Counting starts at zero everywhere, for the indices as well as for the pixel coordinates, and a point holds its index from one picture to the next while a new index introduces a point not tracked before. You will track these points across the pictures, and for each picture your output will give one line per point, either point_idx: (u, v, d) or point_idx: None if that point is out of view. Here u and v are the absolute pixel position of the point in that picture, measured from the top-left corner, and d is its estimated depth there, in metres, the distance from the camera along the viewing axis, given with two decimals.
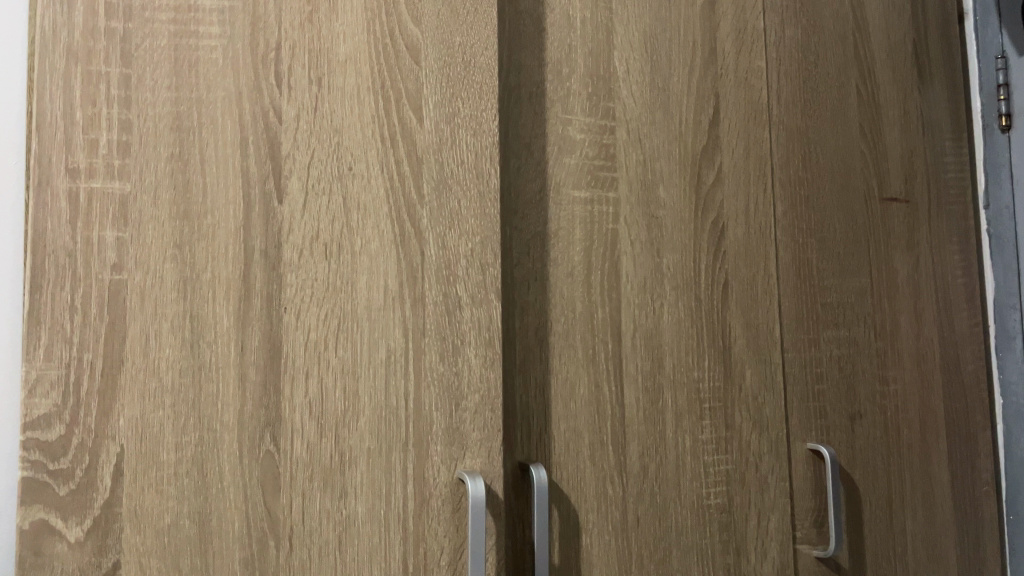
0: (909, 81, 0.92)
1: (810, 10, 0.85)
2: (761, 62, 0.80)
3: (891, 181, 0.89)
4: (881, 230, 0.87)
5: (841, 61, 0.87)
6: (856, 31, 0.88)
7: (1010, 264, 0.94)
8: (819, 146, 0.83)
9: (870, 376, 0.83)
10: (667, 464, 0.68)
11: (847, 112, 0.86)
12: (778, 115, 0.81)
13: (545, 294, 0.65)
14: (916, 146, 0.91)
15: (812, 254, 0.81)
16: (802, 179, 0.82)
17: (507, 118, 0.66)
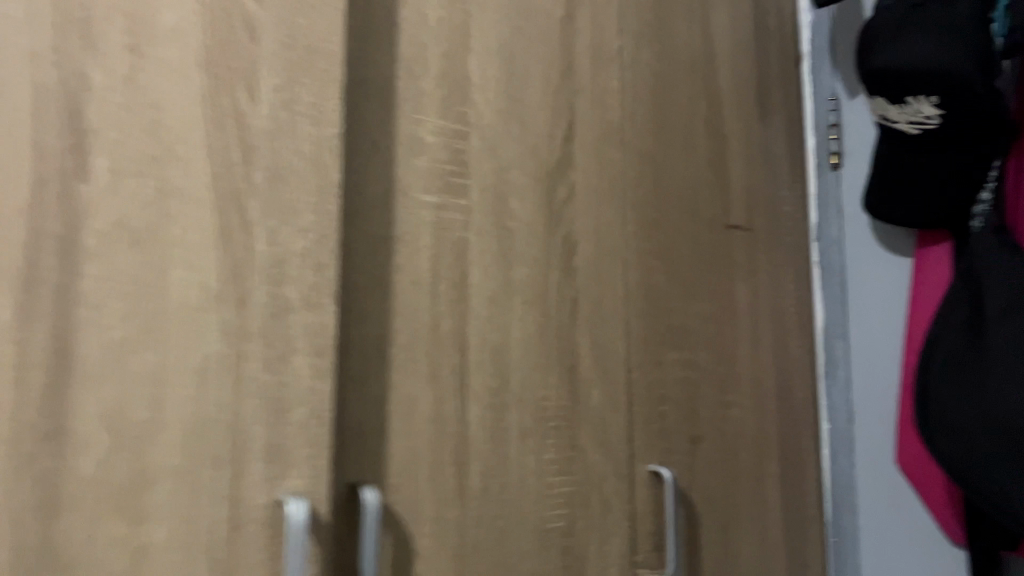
0: (751, 116, 0.95)
1: (663, 35, 0.86)
2: (615, 81, 0.80)
3: (734, 209, 0.91)
4: (725, 255, 0.88)
5: (692, 89, 0.88)
6: (706, 61, 0.90)
7: (836, 296, 0.99)
8: (668, 169, 0.84)
9: (712, 399, 0.84)
10: (509, 486, 0.65)
11: (695, 139, 0.88)
12: (630, 135, 0.81)
13: (389, 302, 0.61)
14: (757, 177, 0.94)
15: (660, 276, 0.81)
16: (651, 201, 0.82)
17: (355, 111, 0.61)
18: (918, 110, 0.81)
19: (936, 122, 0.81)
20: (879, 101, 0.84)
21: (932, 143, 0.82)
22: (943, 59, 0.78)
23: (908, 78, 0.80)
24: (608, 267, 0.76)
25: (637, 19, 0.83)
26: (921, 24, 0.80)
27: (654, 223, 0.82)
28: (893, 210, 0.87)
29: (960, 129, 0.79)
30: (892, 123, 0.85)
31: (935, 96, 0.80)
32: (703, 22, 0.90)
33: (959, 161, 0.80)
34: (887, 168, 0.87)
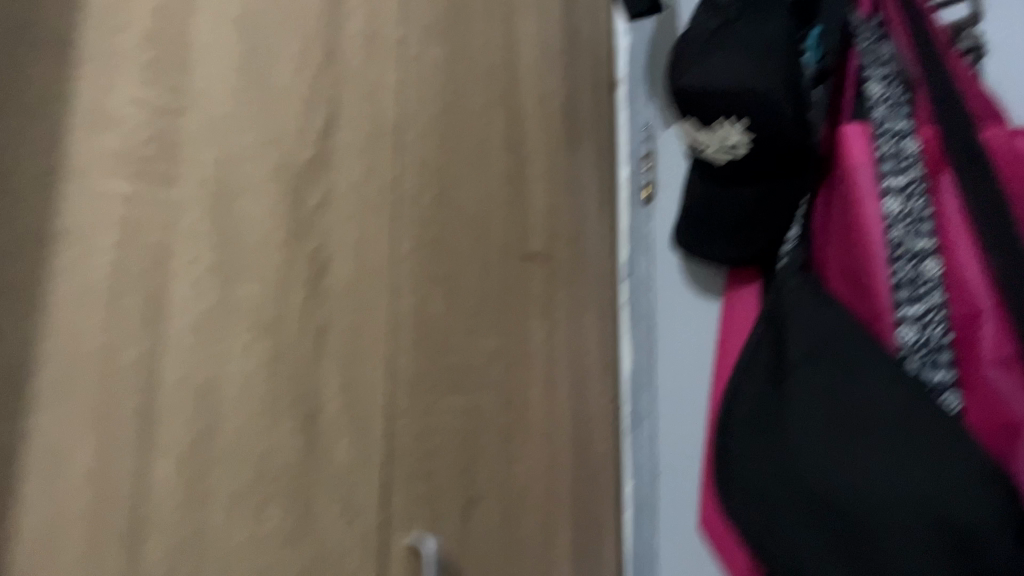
0: (557, 137, 0.86)
1: (456, 33, 0.75)
2: (394, 76, 0.68)
3: (533, 237, 0.81)
4: (519, 288, 0.78)
5: (488, 97, 0.78)
6: (507, 69, 0.80)
7: (644, 340, 0.91)
8: (456, 184, 0.73)
9: (495, 452, 0.72)
10: (207, 568, 0.50)
11: (489, 154, 0.77)
12: (409, 140, 0.69)
13: (38, 317, 0.44)
14: (561, 205, 0.85)
15: (437, 307, 0.69)
16: (431, 219, 0.70)
17: (9, 56, 0.45)
18: (723, 135, 0.74)
19: (741, 152, 0.74)
20: (689, 124, 0.78)
21: (739, 175, 0.75)
22: (754, 82, 0.72)
23: (718, 101, 0.74)
24: (371, 293, 0.63)
25: (425, 9, 0.72)
26: (733, 45, 0.74)
27: (434, 244, 0.70)
28: (702, 244, 0.81)
29: (767, 161, 0.73)
30: (698, 151, 0.78)
31: (743, 121, 0.73)
32: (505, 27, 0.81)
33: (767, 195, 0.74)
34: (695, 200, 0.80)
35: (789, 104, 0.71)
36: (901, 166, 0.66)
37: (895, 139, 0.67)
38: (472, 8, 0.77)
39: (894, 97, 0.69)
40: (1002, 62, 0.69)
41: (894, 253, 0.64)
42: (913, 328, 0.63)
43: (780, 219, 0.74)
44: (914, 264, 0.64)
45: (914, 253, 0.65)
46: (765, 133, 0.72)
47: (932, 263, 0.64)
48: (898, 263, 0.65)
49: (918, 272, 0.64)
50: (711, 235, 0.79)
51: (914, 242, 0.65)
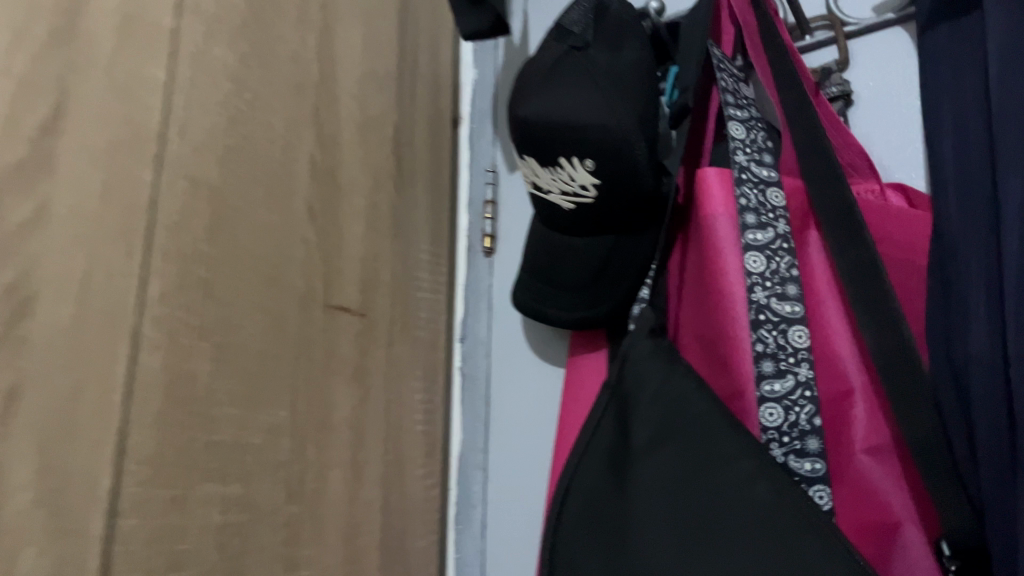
0: (384, 171, 0.73)
1: (252, 35, 0.62)
2: (160, 70, 0.53)
3: (344, 286, 0.67)
4: (321, 347, 0.64)
5: (293, 115, 0.64)
6: (318, 86, 0.67)
7: (478, 413, 0.78)
8: (242, 214, 0.58)
9: (273, 558, 0.56)
10: None
11: (291, 181, 0.63)
12: (176, 152, 0.54)
13: None
14: (383, 251, 0.72)
15: (205, 366, 0.53)
16: (202, 252, 0.54)
17: None
18: (567, 176, 0.63)
19: (587, 196, 0.63)
20: (527, 161, 0.66)
21: (586, 224, 0.65)
22: (598, 114, 0.61)
23: (559, 135, 0.62)
24: (109, 346, 0.45)
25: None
26: (577, 72, 0.63)
27: (206, 285, 0.54)
28: (543, 302, 0.69)
29: (616, 208, 0.62)
30: (540, 192, 0.66)
31: (588, 160, 0.62)
32: (318, 37, 0.68)
33: (617, 248, 0.64)
34: (540, 250, 0.69)
35: (646, 146, 0.61)
36: (764, 219, 0.57)
37: (759, 188, 0.58)
38: (275, 8, 0.64)
39: (758, 141, 0.60)
40: (866, 112, 0.61)
41: (757, 316, 0.55)
42: (776, 410, 0.53)
43: (629, 278, 0.64)
44: (779, 333, 0.54)
45: (778, 320, 0.54)
46: (614, 175, 0.61)
47: (798, 333, 0.54)
48: (760, 331, 0.54)
49: (782, 344, 0.54)
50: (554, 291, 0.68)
51: (778, 307, 0.55)
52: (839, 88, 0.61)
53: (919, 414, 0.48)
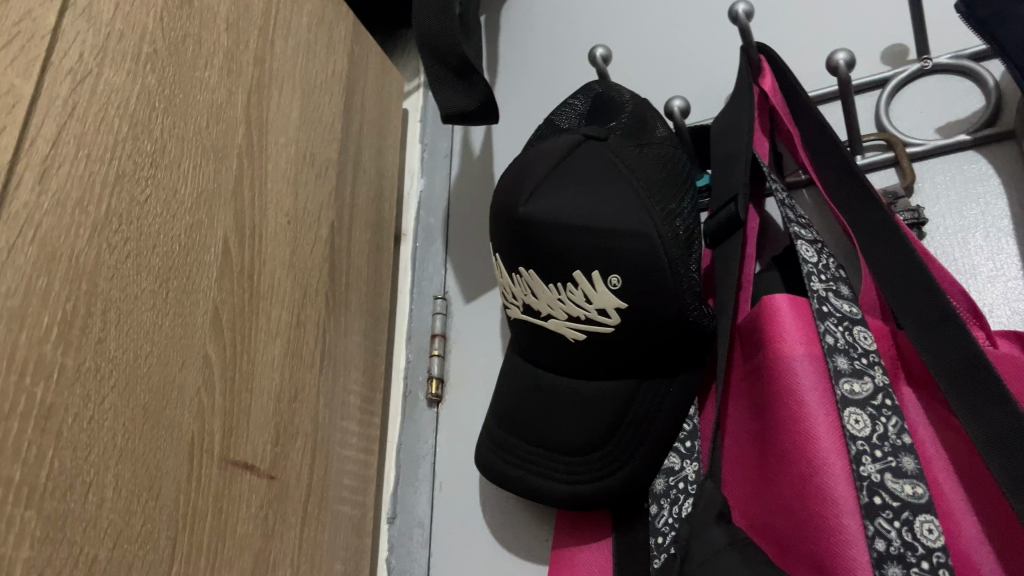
0: (315, 281, 0.55)
1: (164, 68, 0.44)
2: (18, 78, 0.35)
3: (254, 432, 0.47)
4: (213, 523, 0.42)
5: (209, 186, 0.46)
6: (243, 154, 0.50)
7: None
8: (119, 311, 0.38)
9: None
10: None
11: (197, 275, 0.44)
12: (24, 198, 0.34)
13: None
14: (304, 389, 0.52)
15: (23, 549, 0.31)
16: (48, 360, 0.34)
17: None
18: (581, 296, 0.47)
19: (607, 323, 0.47)
20: (525, 276, 0.50)
21: (599, 361, 0.49)
22: (632, 216, 0.47)
23: (577, 240, 0.47)
24: None
25: (113, 9, 0.41)
26: (596, 165, 0.49)
27: (46, 413, 0.33)
28: (524, 466, 0.51)
29: (644, 343, 0.47)
30: (539, 318, 0.51)
31: (614, 276, 0.46)
32: (248, 94, 0.51)
33: (638, 396, 0.48)
34: (522, 394, 0.52)
35: (684, 265, 0.47)
36: (857, 364, 0.42)
37: (844, 324, 0.44)
38: (198, 44, 0.47)
39: (831, 269, 0.47)
40: (944, 242, 0.51)
41: (869, 499, 0.39)
42: None
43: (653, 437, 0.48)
44: (902, 525, 0.38)
45: (897, 505, 0.38)
46: (649, 297, 0.46)
47: (928, 527, 0.37)
48: (877, 521, 0.38)
49: (909, 541, 0.38)
50: (541, 449, 0.50)
51: (895, 487, 0.39)
52: (911, 214, 0.50)
53: None
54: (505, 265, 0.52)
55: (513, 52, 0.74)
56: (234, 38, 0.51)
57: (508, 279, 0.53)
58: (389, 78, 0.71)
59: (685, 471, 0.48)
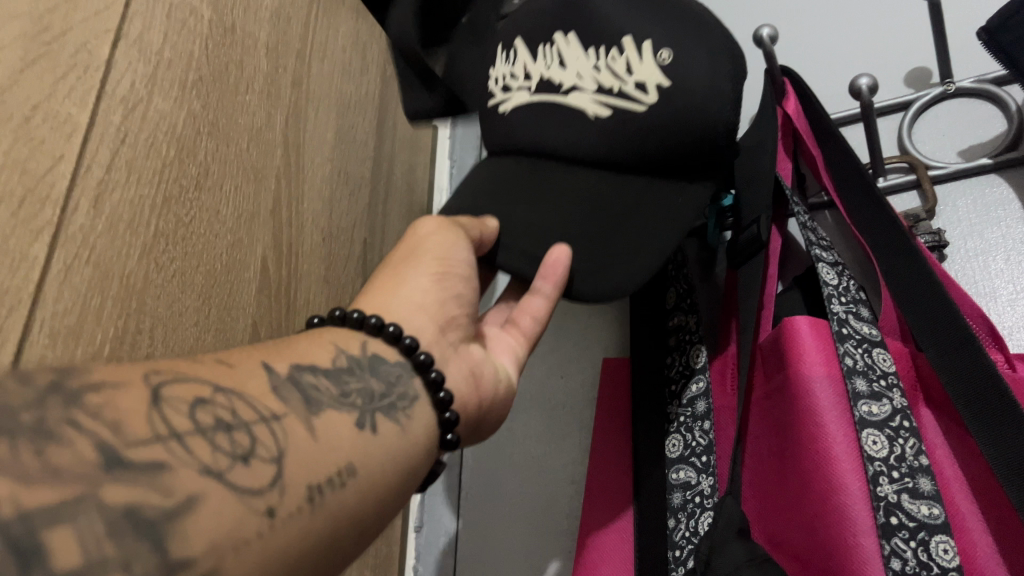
0: (345, 295, 0.57)
1: (208, 94, 0.46)
2: (77, 109, 0.37)
3: None
4: None
5: (248, 205, 0.48)
6: (281, 175, 0.52)
7: None
8: (166, 328, 0.40)
9: None
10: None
11: (237, 292, 0.46)
12: (83, 223, 0.36)
13: None
14: None
15: None
16: None
17: None
18: (624, 64, 0.49)
19: (641, 99, 0.48)
20: (558, 43, 0.52)
21: (618, 144, 0.50)
22: (680, 29, 0.48)
23: (620, 19, 0.50)
24: None
25: (161, 39, 0.43)
26: None
27: None
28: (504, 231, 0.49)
29: (662, 143, 0.49)
30: (558, 92, 0.52)
31: (665, 51, 0.48)
32: (286, 116, 0.53)
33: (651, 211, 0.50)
34: (509, 189, 0.52)
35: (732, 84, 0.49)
36: (876, 386, 0.43)
37: (864, 347, 0.45)
38: (240, 70, 0.49)
39: (851, 291, 0.47)
40: (965, 266, 0.51)
41: (886, 519, 0.40)
42: None
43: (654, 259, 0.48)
44: (917, 544, 0.39)
45: (913, 526, 0.39)
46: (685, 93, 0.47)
47: (943, 547, 0.38)
48: (893, 541, 0.39)
49: (925, 561, 0.38)
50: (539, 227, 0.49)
51: (912, 508, 0.40)
52: (932, 236, 0.51)
53: None
54: (532, 43, 0.54)
55: None
56: (273, 62, 0.53)
57: (524, 60, 0.54)
58: None
59: (701, 485, 0.48)
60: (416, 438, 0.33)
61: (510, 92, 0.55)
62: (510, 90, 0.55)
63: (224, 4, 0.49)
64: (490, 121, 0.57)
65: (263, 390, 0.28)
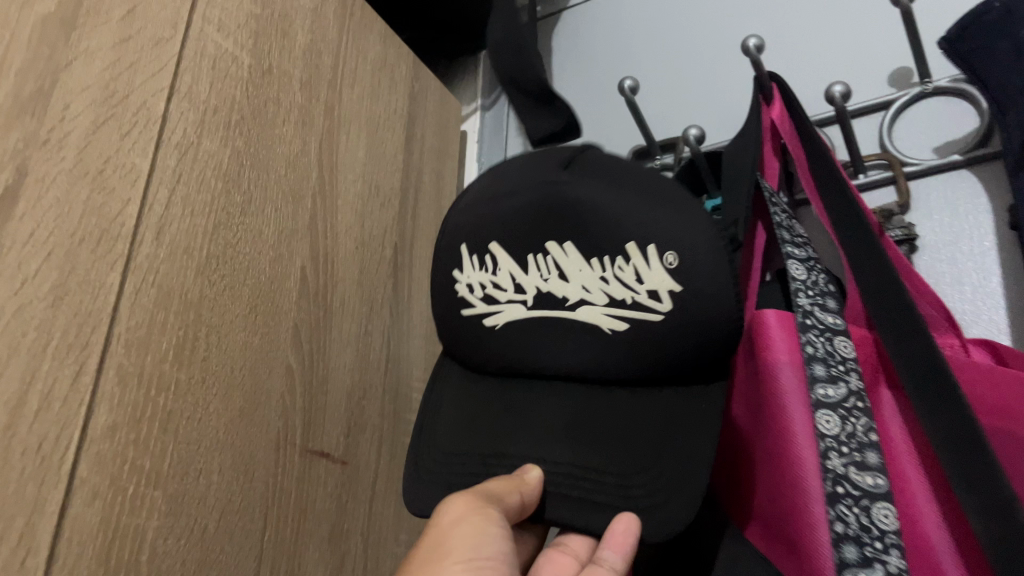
0: (381, 295, 0.65)
1: (250, 131, 0.55)
2: (139, 158, 0.46)
3: (327, 426, 0.57)
4: (295, 499, 0.53)
5: (287, 223, 0.56)
6: (317, 194, 0.59)
7: None
8: (219, 334, 0.49)
9: None
10: None
11: (278, 300, 0.54)
12: (147, 255, 0.46)
13: None
14: (372, 388, 0.62)
15: (153, 520, 0.43)
16: (166, 377, 0.45)
17: None
18: (633, 274, 0.50)
19: (656, 309, 0.50)
20: (553, 253, 0.54)
21: (641, 357, 0.51)
22: (643, 207, 0.52)
23: (620, 222, 0.52)
24: (35, 493, 0.37)
25: (209, 89, 0.52)
26: None
27: (166, 418, 0.45)
28: (533, 449, 0.52)
29: (695, 346, 0.50)
30: (563, 306, 0.53)
31: (670, 254, 0.50)
32: (320, 141, 0.61)
33: (618, 426, 0.51)
34: (512, 395, 0.55)
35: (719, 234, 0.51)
36: (834, 371, 0.49)
37: (826, 335, 0.50)
38: (277, 105, 0.57)
39: (819, 284, 0.53)
40: (933, 258, 0.56)
41: (833, 488, 0.46)
42: None
43: (688, 487, 0.47)
44: (861, 511, 0.45)
45: (857, 494, 0.45)
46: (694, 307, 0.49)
47: (884, 513, 0.44)
48: (838, 507, 0.46)
49: (865, 524, 0.45)
50: (570, 472, 0.50)
51: (857, 478, 0.46)
52: (902, 231, 0.55)
53: None
54: (513, 254, 0.55)
55: (562, 75, 0.82)
56: (307, 94, 0.60)
57: None
58: (449, 106, 0.80)
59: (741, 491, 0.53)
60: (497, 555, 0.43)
61: (497, 304, 0.56)
62: (477, 300, 0.57)
63: (262, 49, 0.57)
64: (449, 265, 0.59)
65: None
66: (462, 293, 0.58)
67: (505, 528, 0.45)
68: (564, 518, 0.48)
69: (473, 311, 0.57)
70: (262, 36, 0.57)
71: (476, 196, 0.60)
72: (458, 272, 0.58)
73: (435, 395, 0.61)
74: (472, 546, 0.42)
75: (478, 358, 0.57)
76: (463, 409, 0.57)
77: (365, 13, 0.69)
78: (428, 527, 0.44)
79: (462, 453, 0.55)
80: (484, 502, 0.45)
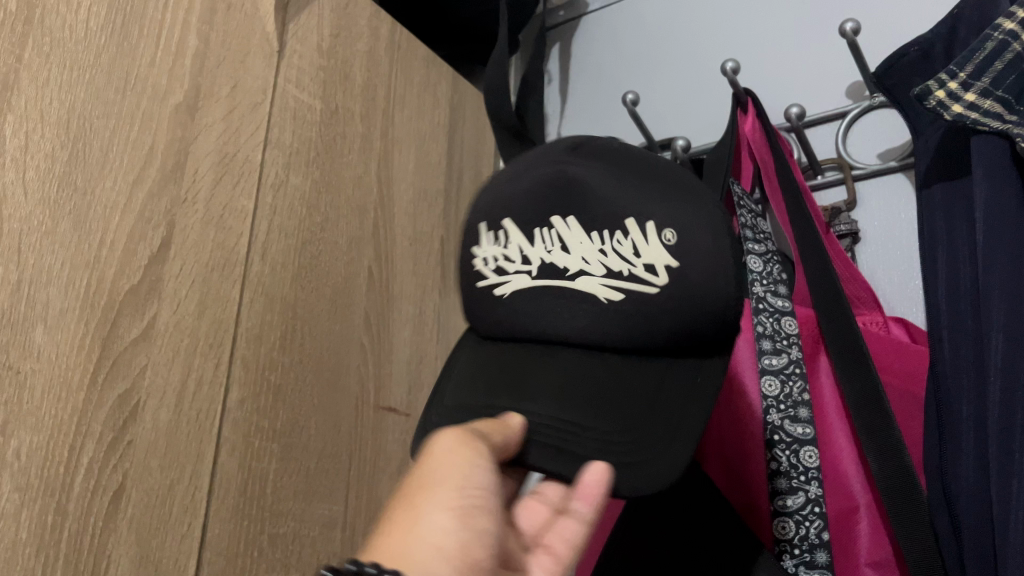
0: (430, 281, 0.82)
1: (324, 163, 0.70)
2: (246, 201, 0.62)
3: (393, 387, 0.74)
4: (370, 445, 0.70)
5: (355, 233, 0.72)
6: (377, 205, 0.75)
7: None
8: (311, 326, 0.66)
9: None
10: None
11: (351, 294, 0.71)
12: (256, 273, 0.62)
13: None
14: (427, 355, 0.80)
15: (273, 464, 0.61)
16: (275, 361, 0.62)
17: None
18: (630, 248, 0.53)
19: (653, 282, 0.53)
20: (557, 226, 0.56)
21: (635, 326, 0.53)
22: (642, 188, 0.55)
23: (621, 202, 0.55)
24: (196, 449, 0.55)
25: (293, 135, 0.67)
26: None
27: (276, 392, 0.62)
28: (527, 404, 0.53)
29: (685, 323, 0.52)
30: (563, 276, 0.56)
31: (668, 232, 0.53)
32: (378, 161, 0.76)
33: (603, 391, 0.52)
34: (511, 356, 0.58)
35: (623, 193, 0.55)
36: (778, 345, 0.63)
37: (775, 317, 0.64)
38: (343, 138, 0.72)
39: (772, 274, 0.67)
40: (870, 251, 0.69)
41: (772, 436, 0.61)
42: (789, 524, 0.58)
43: (671, 440, 0.49)
44: (791, 453, 0.60)
45: (790, 440, 0.60)
46: (690, 275, 0.52)
47: (808, 454, 0.59)
48: (775, 450, 0.60)
49: (794, 462, 0.60)
50: (555, 425, 0.52)
51: (790, 429, 0.61)
52: (848, 227, 0.68)
53: (920, 521, 0.50)
54: (522, 226, 0.58)
55: (585, 80, 0.97)
56: (366, 125, 0.75)
57: None
58: (481, 109, 0.95)
59: (778, 460, 0.60)
60: (477, 486, 0.45)
61: (506, 274, 0.58)
62: (490, 271, 0.60)
63: (330, 95, 0.72)
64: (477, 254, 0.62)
65: (475, 527, 0.43)
66: (478, 265, 0.61)
67: (491, 460, 0.46)
68: (546, 466, 0.50)
69: (486, 282, 0.60)
70: (329, 84, 0.72)
71: (510, 167, 0.62)
72: (476, 246, 0.61)
73: (451, 361, 0.64)
74: (465, 476, 0.44)
75: (490, 325, 0.60)
76: (471, 371, 0.59)
77: (410, 43, 0.83)
78: (420, 457, 0.45)
79: (463, 409, 0.57)
80: (475, 437, 0.46)
